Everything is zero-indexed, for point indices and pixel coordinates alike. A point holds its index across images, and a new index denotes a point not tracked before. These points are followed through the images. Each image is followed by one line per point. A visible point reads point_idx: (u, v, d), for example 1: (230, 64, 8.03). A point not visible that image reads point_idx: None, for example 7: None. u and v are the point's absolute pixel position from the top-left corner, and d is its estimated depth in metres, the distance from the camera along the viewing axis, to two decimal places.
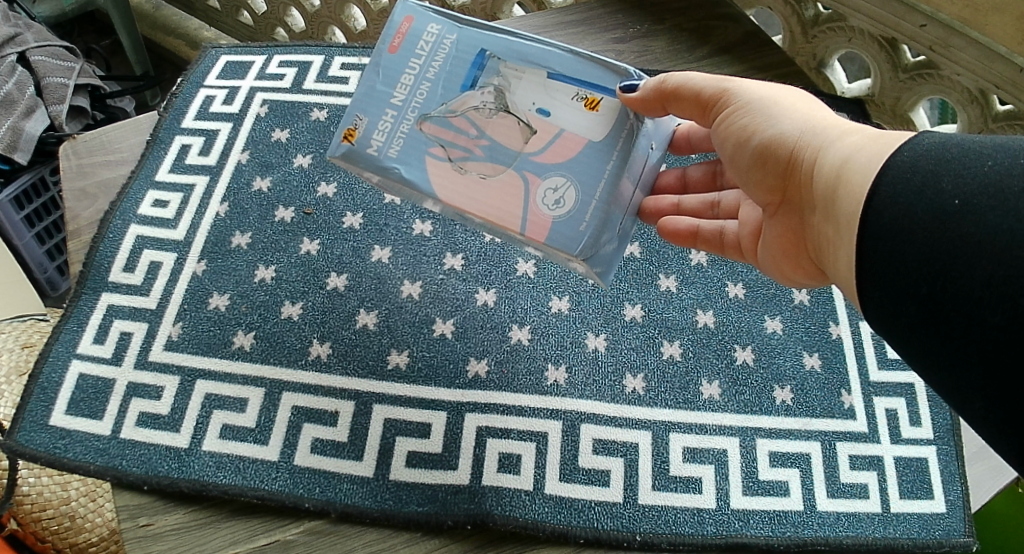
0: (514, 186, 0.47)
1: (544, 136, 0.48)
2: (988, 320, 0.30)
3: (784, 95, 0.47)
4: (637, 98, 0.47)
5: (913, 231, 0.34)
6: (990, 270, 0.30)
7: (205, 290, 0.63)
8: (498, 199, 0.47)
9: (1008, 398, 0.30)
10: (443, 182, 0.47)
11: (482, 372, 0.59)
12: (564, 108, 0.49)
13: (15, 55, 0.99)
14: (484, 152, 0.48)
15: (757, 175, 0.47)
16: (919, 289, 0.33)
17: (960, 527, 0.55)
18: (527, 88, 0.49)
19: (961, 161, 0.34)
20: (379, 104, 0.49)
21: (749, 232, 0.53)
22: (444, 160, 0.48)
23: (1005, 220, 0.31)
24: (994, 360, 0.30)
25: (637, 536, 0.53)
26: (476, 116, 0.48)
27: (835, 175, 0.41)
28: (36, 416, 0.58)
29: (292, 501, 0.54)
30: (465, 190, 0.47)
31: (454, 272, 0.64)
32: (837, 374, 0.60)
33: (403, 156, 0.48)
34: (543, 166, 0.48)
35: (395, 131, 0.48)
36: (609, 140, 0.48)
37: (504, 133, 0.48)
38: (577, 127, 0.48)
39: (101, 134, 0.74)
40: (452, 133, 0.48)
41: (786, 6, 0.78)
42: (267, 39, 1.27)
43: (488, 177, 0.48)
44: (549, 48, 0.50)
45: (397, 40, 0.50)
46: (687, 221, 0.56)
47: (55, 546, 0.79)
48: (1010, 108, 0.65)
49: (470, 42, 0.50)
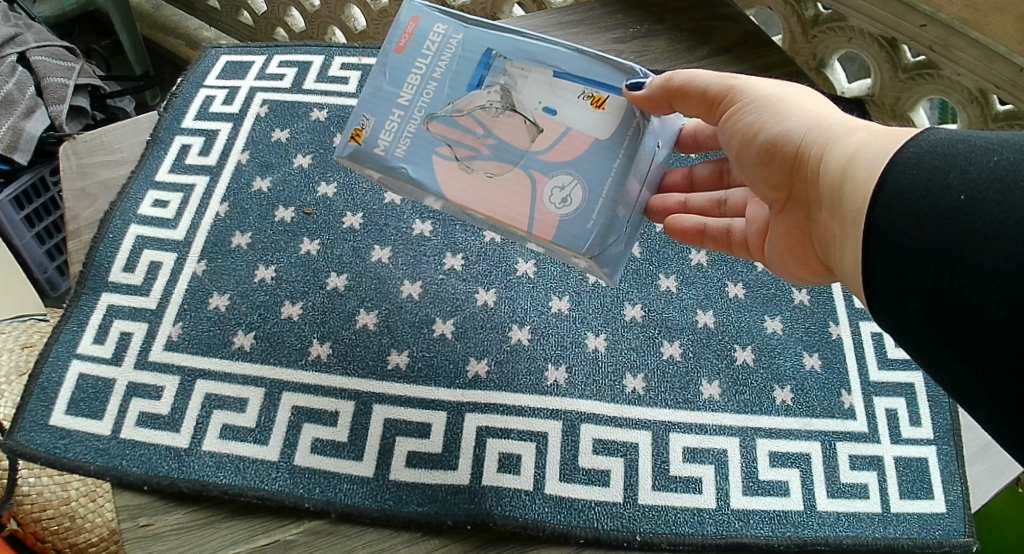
0: (521, 185, 0.47)
1: (551, 135, 0.48)
2: (993, 315, 0.30)
3: (790, 92, 0.47)
4: (644, 95, 0.47)
5: (920, 226, 0.34)
6: (996, 265, 0.30)
7: (206, 290, 0.63)
8: (505, 197, 0.47)
9: (1012, 392, 0.30)
10: (450, 182, 0.47)
11: (482, 372, 0.59)
12: (570, 107, 0.49)
13: (15, 56, 0.99)
14: (491, 152, 0.48)
15: (763, 172, 0.47)
16: (924, 283, 0.33)
17: (960, 527, 0.55)
18: (533, 87, 0.49)
19: (966, 157, 0.34)
20: (386, 104, 0.49)
21: (756, 230, 0.53)
22: (451, 159, 0.48)
23: (1011, 215, 0.31)
24: (999, 355, 0.30)
25: (637, 536, 0.53)
26: (483, 116, 0.48)
27: (841, 172, 0.41)
28: (36, 415, 0.58)
29: (292, 501, 0.54)
30: (471, 189, 0.47)
31: (454, 272, 0.64)
32: (837, 373, 0.60)
33: (410, 155, 0.48)
34: (549, 164, 0.48)
35: (402, 130, 0.48)
36: (615, 138, 0.48)
37: (511, 132, 0.48)
38: (584, 126, 0.48)
39: (101, 134, 0.74)
40: (458, 132, 0.48)
41: (786, 6, 0.78)
42: (267, 39, 1.27)
43: (494, 175, 0.48)
44: (555, 47, 0.50)
45: (403, 41, 0.50)
46: (695, 218, 0.56)
47: (55, 546, 0.79)
48: (1010, 108, 0.65)
49: (476, 41, 0.50)
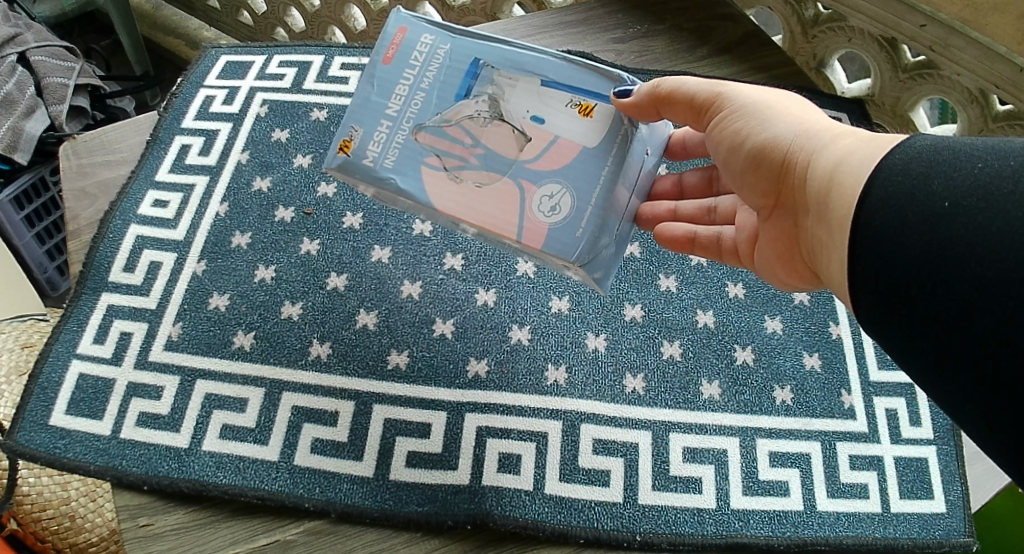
0: (511, 194, 0.47)
1: (540, 144, 0.48)
2: (978, 322, 0.30)
3: (776, 98, 0.47)
4: (631, 102, 0.47)
5: (904, 232, 0.34)
6: (980, 273, 0.30)
7: (206, 290, 0.63)
8: (495, 207, 0.47)
9: (997, 402, 0.30)
10: (439, 192, 0.47)
11: (482, 372, 0.59)
12: (558, 115, 0.49)
13: (14, 56, 0.99)
14: (480, 161, 0.48)
15: (751, 178, 0.47)
16: (909, 290, 0.33)
17: (960, 527, 0.55)
18: (521, 96, 0.49)
19: (951, 162, 0.34)
20: (374, 115, 0.49)
21: (745, 237, 0.53)
22: (440, 169, 0.48)
23: (994, 221, 0.31)
24: (983, 363, 0.30)
25: (637, 536, 0.53)
26: (471, 125, 0.48)
27: (828, 178, 0.41)
28: (36, 415, 0.58)
29: (292, 501, 0.54)
30: (460, 199, 0.47)
31: (454, 272, 0.64)
32: (837, 374, 0.60)
33: (399, 166, 0.48)
34: (538, 173, 0.48)
35: (390, 142, 0.48)
36: (604, 145, 0.48)
37: (499, 141, 0.48)
38: (572, 134, 0.48)
39: (102, 134, 0.74)
40: (447, 142, 0.48)
41: (786, 6, 0.78)
42: (267, 39, 1.27)
43: (483, 185, 0.47)
44: (543, 55, 0.50)
45: (390, 51, 0.50)
46: (684, 226, 0.56)
47: (55, 546, 0.79)
48: (1010, 108, 0.65)
49: (464, 51, 0.50)
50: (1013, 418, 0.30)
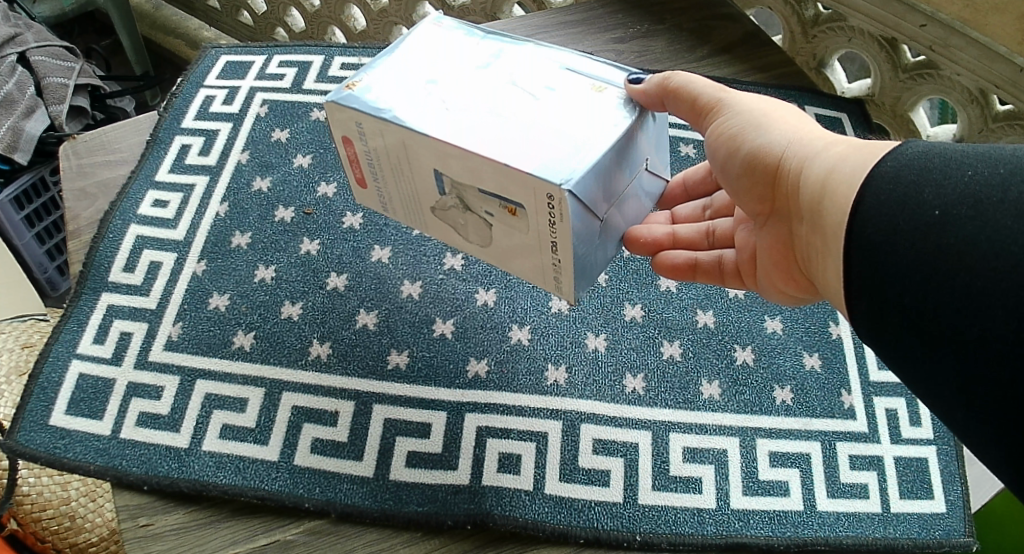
0: (506, 131, 0.42)
1: (548, 102, 0.44)
2: (967, 331, 0.30)
3: (774, 108, 0.47)
4: (640, 89, 0.44)
5: (894, 243, 0.34)
6: (969, 281, 0.30)
7: (206, 290, 0.63)
8: (487, 137, 0.42)
9: (987, 411, 0.30)
10: (432, 124, 0.43)
11: (483, 372, 0.59)
12: (573, 88, 0.45)
13: (14, 56, 0.99)
14: (481, 107, 0.44)
15: (746, 182, 0.47)
16: (900, 300, 0.33)
17: (960, 527, 0.55)
18: (538, 71, 0.46)
19: (942, 170, 0.34)
20: (389, 68, 0.47)
21: (745, 255, 0.53)
22: (440, 110, 0.44)
23: (984, 231, 0.31)
24: (973, 372, 0.30)
25: (637, 536, 0.52)
26: (482, 83, 0.45)
27: (820, 185, 0.40)
28: (36, 415, 0.58)
29: (292, 501, 0.54)
30: (453, 130, 0.42)
31: (454, 272, 0.64)
32: (837, 374, 0.60)
33: (400, 103, 0.44)
34: (539, 120, 0.43)
35: (398, 87, 0.46)
36: (614, 109, 0.44)
37: (507, 96, 0.45)
38: (584, 100, 0.45)
39: (102, 134, 0.74)
40: (453, 93, 0.45)
41: (787, 7, 0.78)
42: (267, 39, 1.27)
43: (480, 123, 0.43)
44: (566, 48, 0.49)
45: (421, 29, 0.50)
46: (685, 254, 0.56)
47: (55, 547, 0.79)
48: (1010, 108, 0.65)
49: (489, 38, 0.49)
50: (1003, 427, 0.30)
